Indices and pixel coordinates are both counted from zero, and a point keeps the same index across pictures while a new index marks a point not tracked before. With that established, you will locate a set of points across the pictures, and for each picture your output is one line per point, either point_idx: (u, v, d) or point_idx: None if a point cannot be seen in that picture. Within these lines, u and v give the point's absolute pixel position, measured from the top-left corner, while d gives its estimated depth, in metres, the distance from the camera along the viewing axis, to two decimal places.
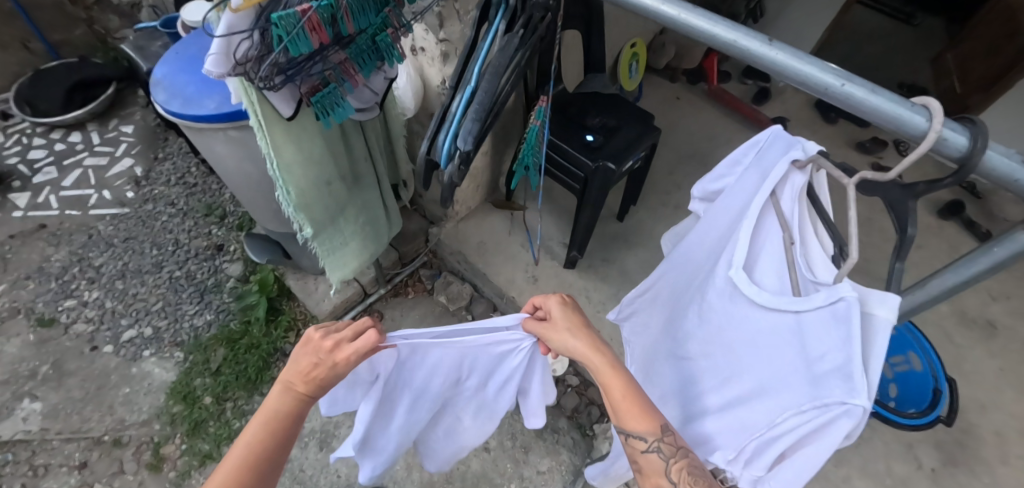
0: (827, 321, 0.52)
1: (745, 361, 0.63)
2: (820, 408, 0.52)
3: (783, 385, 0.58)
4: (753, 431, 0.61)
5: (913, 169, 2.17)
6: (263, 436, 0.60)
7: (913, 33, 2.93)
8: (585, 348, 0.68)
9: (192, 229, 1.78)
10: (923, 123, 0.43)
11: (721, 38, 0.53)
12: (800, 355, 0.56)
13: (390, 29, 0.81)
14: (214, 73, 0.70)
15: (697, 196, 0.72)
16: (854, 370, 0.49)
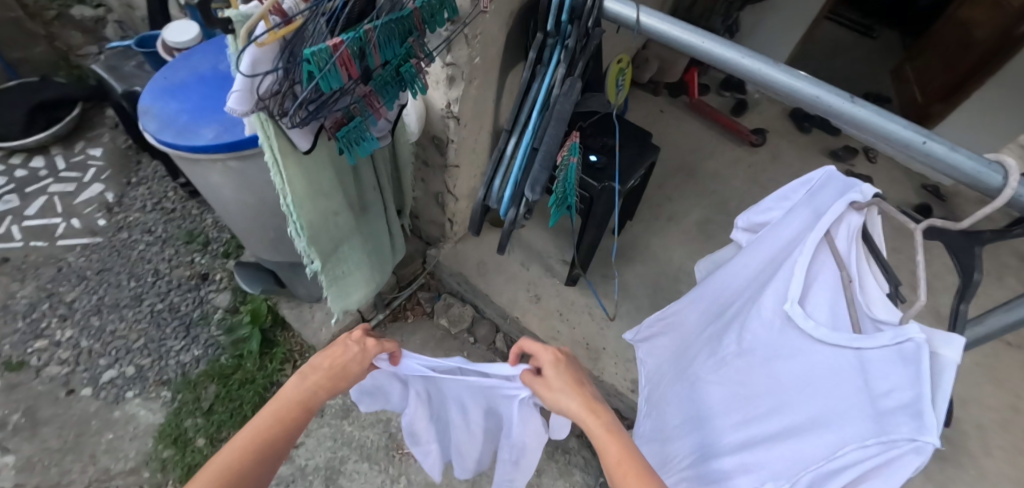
0: (895, 361, 0.55)
1: (792, 391, 0.63)
2: (884, 444, 0.52)
3: (837, 417, 0.57)
4: (803, 462, 0.59)
5: (884, 177, 2.27)
6: (279, 419, 0.65)
7: (872, 46, 3.08)
8: (582, 409, 0.66)
9: (173, 257, 1.68)
10: (1001, 180, 0.54)
11: (810, 94, 0.63)
12: (862, 390, 0.56)
13: (414, 60, 0.79)
14: (235, 111, 0.65)
15: (741, 226, 0.77)
16: (925, 408, 0.50)
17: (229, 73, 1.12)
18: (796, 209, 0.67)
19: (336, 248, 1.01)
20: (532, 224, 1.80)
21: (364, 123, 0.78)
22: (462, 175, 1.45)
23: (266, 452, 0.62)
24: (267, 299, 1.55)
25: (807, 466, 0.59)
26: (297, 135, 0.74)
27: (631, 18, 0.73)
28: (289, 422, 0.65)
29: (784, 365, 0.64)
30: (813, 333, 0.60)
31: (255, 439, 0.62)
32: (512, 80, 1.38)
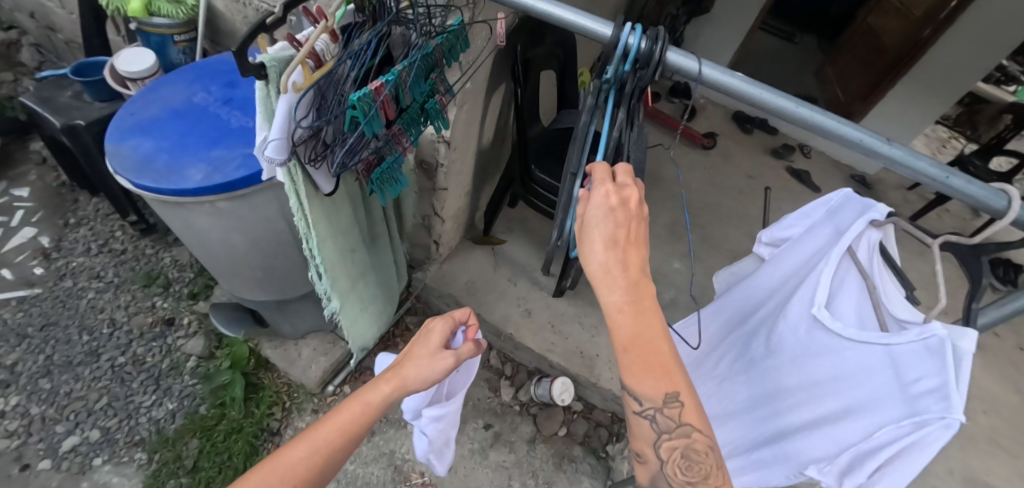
0: (919, 351, 0.61)
1: (826, 384, 0.70)
2: (916, 424, 0.59)
3: (873, 403, 0.65)
4: (844, 445, 0.66)
5: (820, 171, 2.50)
6: (348, 422, 0.60)
7: (792, 53, 3.39)
8: (611, 268, 0.53)
9: (130, 303, 1.54)
10: (1006, 205, 0.57)
11: (850, 137, 0.56)
12: (893, 379, 0.63)
13: (436, 95, 0.79)
14: (271, 160, 0.62)
15: (764, 242, 0.84)
16: (951, 389, 0.56)
17: (206, 107, 1.04)
18: (818, 229, 0.75)
19: (355, 285, 1.02)
20: (513, 239, 1.82)
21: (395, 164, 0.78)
22: (450, 196, 1.43)
23: (332, 458, 0.58)
24: (248, 340, 1.48)
25: (846, 447, 0.66)
26: (321, 176, 0.72)
27: (687, 65, 0.56)
28: (360, 428, 0.61)
29: (817, 362, 0.71)
30: (843, 334, 0.68)
31: (325, 446, 0.58)
32: (496, 101, 1.39)
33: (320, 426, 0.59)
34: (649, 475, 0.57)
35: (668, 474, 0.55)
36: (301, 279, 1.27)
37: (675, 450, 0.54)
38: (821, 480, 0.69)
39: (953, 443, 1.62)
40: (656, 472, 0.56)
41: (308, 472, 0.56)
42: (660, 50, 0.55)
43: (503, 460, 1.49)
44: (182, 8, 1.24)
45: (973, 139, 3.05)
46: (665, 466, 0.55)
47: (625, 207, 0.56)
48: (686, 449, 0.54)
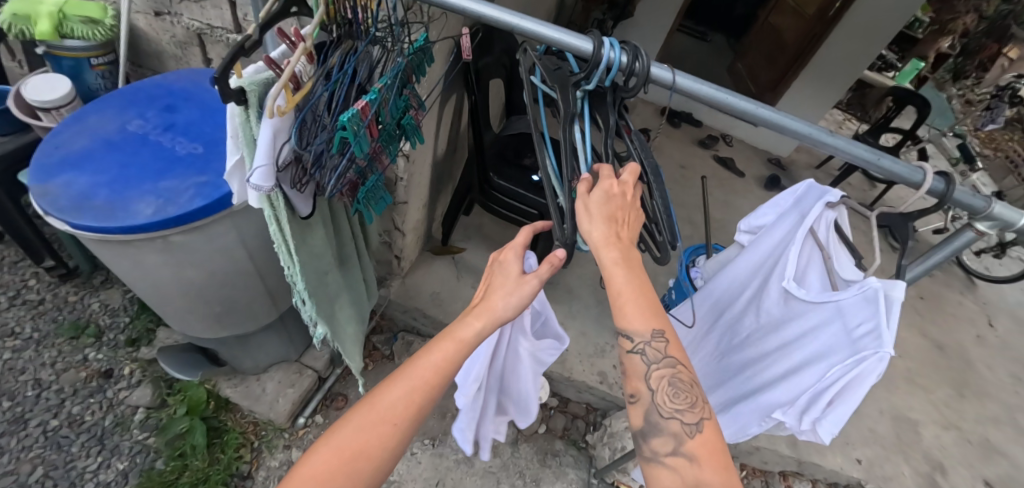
0: (861, 301, 0.70)
1: (794, 342, 0.80)
2: (856, 360, 0.69)
3: (827, 351, 0.74)
4: (803, 389, 0.76)
5: (741, 157, 2.73)
6: (438, 362, 0.59)
7: (703, 53, 3.68)
8: (608, 237, 0.59)
9: (57, 359, 1.38)
10: (921, 177, 0.68)
11: (802, 132, 0.66)
12: (841, 328, 0.73)
13: (412, 111, 0.82)
14: (258, 187, 0.63)
15: (744, 229, 0.94)
16: (882, 329, 0.66)
17: (145, 135, 0.97)
18: (786, 215, 0.85)
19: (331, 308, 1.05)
20: (472, 246, 1.83)
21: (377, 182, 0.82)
22: (410, 209, 1.41)
23: (427, 397, 0.58)
24: (205, 382, 1.38)
25: (804, 391, 0.76)
26: (300, 200, 0.74)
27: (664, 76, 0.63)
28: (452, 365, 0.59)
29: (789, 327, 0.81)
30: (803, 297, 0.78)
31: (421, 383, 0.58)
32: (448, 111, 1.40)
33: (413, 365, 0.59)
34: (643, 413, 0.60)
35: (659, 403, 0.59)
36: (261, 310, 1.21)
37: (663, 379, 0.59)
38: (785, 421, 0.79)
39: (879, 386, 1.85)
40: (648, 405, 0.60)
41: (405, 410, 0.57)
42: (641, 64, 0.62)
43: (490, 465, 1.49)
44: (100, 28, 1.13)
45: (863, 119, 3.46)
46: (655, 397, 0.60)
47: (622, 196, 0.62)
48: (672, 378, 0.59)
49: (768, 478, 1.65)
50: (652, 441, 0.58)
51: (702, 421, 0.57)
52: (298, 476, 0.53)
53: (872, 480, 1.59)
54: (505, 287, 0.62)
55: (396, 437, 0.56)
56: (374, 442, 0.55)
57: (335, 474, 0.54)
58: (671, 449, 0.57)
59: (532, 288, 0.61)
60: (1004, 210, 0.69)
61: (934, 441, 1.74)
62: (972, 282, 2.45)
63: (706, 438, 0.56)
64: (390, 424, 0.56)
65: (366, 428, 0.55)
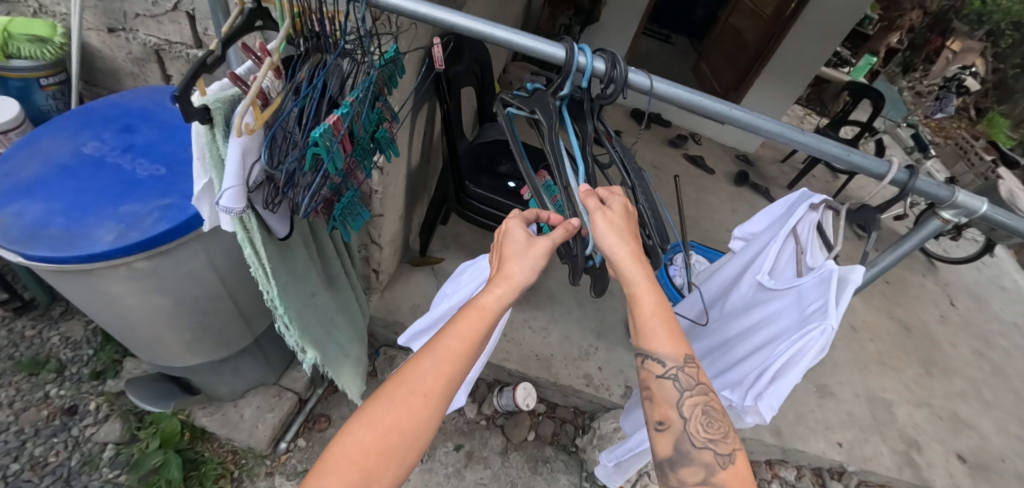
0: (818, 283, 0.75)
1: (759, 326, 0.85)
2: (802, 333, 0.74)
3: (784, 330, 0.79)
4: (756, 369, 0.81)
5: (710, 154, 2.80)
6: (467, 332, 0.59)
7: (667, 55, 3.77)
8: (634, 254, 0.61)
9: (15, 399, 1.30)
10: (885, 168, 0.71)
11: (772, 132, 0.68)
12: (797, 309, 0.78)
13: (385, 124, 0.81)
14: (228, 209, 0.60)
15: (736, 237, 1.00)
16: (828, 304, 0.71)
17: (102, 158, 0.93)
18: (776, 221, 0.90)
19: (323, 333, 1.04)
20: (451, 255, 1.81)
21: (355, 197, 0.81)
22: (386, 222, 1.38)
23: (457, 367, 0.58)
24: (178, 412, 1.32)
25: (756, 369, 0.81)
26: (275, 220, 0.73)
27: (642, 82, 0.64)
28: (478, 336, 0.60)
29: (755, 313, 0.87)
30: (770, 286, 0.84)
31: (449, 354, 0.58)
32: (421, 120, 1.40)
33: (441, 335, 0.59)
34: (673, 441, 0.59)
35: (692, 431, 0.59)
36: (236, 334, 1.17)
37: (698, 406, 0.60)
38: (733, 400, 0.83)
39: (854, 370, 1.91)
40: (681, 433, 0.59)
41: (437, 382, 0.57)
42: (620, 71, 0.63)
43: (480, 477, 1.47)
44: (49, 47, 1.07)
45: (823, 114, 3.60)
46: (689, 425, 0.60)
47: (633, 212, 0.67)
48: (706, 407, 0.60)
49: (754, 468, 1.68)
50: (681, 470, 0.59)
51: (734, 452, 0.59)
52: (332, 452, 0.53)
53: (853, 462, 1.64)
54: (520, 257, 0.63)
55: (431, 409, 0.56)
56: (408, 416, 0.55)
57: (371, 452, 0.53)
58: (700, 478, 0.58)
59: (545, 253, 0.64)
60: (966, 198, 0.72)
61: (908, 419, 1.80)
62: (932, 264, 2.57)
63: (738, 469, 0.58)
64: (423, 397, 0.56)
65: (399, 402, 0.55)
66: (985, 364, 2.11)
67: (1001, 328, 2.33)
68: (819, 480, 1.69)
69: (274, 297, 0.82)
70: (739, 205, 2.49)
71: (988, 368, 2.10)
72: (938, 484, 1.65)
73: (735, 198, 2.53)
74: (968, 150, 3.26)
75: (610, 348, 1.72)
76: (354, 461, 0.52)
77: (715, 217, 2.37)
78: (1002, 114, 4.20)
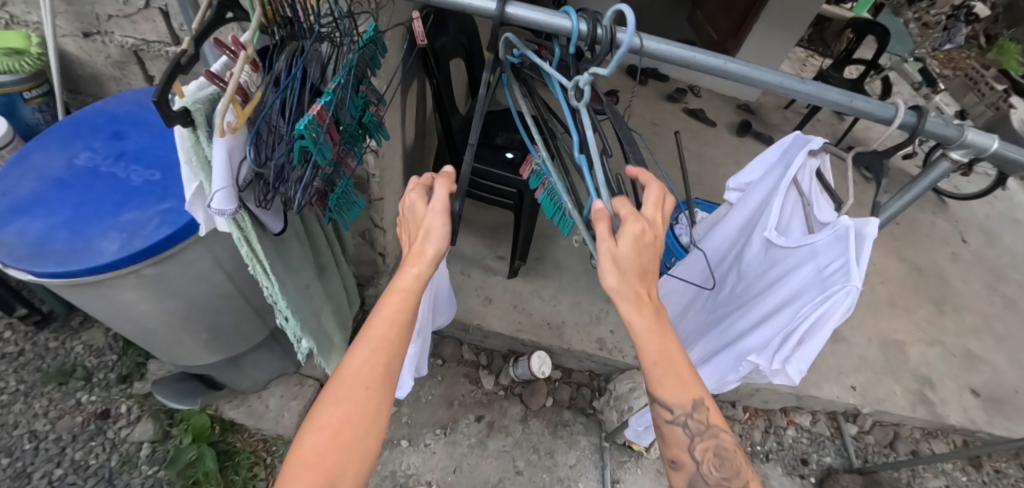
0: (834, 241, 0.74)
1: (773, 287, 0.84)
2: (825, 295, 0.73)
3: (803, 290, 0.79)
4: (776, 330, 0.81)
5: (710, 106, 2.73)
6: (391, 315, 0.61)
7: (660, 6, 3.62)
8: (636, 293, 0.61)
9: (49, 408, 1.35)
10: (893, 110, 0.68)
11: (772, 84, 0.67)
12: (815, 269, 0.77)
13: (371, 107, 0.79)
14: (221, 209, 0.61)
15: (732, 188, 0.99)
16: (850, 263, 0.70)
17: (96, 168, 0.92)
18: (772, 168, 0.89)
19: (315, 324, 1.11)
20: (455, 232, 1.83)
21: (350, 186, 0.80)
22: (386, 205, 1.37)
23: (392, 352, 0.60)
24: (206, 407, 1.37)
25: (777, 331, 0.81)
26: (267, 216, 0.75)
27: (631, 42, 0.62)
28: (403, 317, 0.61)
29: (769, 272, 0.86)
30: (781, 244, 0.83)
31: (378, 343, 0.59)
32: (412, 97, 1.37)
33: (370, 326, 0.60)
34: (686, 479, 0.67)
35: (704, 473, 0.65)
36: (251, 330, 1.19)
37: (708, 451, 0.65)
38: (758, 363, 0.84)
39: (865, 314, 1.91)
40: (693, 473, 0.66)
41: (374, 372, 0.59)
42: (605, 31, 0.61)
43: (503, 445, 1.52)
44: (26, 58, 1.05)
45: (825, 54, 3.47)
46: (700, 466, 0.66)
47: (651, 244, 0.62)
48: (717, 449, 0.65)
49: (770, 417, 1.72)
50: None
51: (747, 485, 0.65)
52: (292, 463, 0.56)
53: (867, 404, 1.67)
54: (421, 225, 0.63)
55: (377, 398, 0.59)
56: (354, 411, 0.58)
57: (327, 453, 0.56)
58: None
59: (438, 215, 0.62)
60: (976, 136, 0.70)
61: (920, 359, 1.82)
62: (942, 202, 2.52)
63: None
64: (364, 389, 0.58)
65: (343, 400, 0.58)
66: (997, 298, 2.11)
67: (1014, 261, 2.31)
68: (834, 423, 1.73)
69: (272, 291, 0.87)
70: (741, 157, 2.46)
71: (1001, 302, 2.10)
72: (951, 420, 1.69)
73: (737, 150, 2.49)
74: (978, 80, 3.12)
75: None
76: (315, 466, 0.55)
77: (717, 171, 2.34)
78: (1014, 39, 4.01)
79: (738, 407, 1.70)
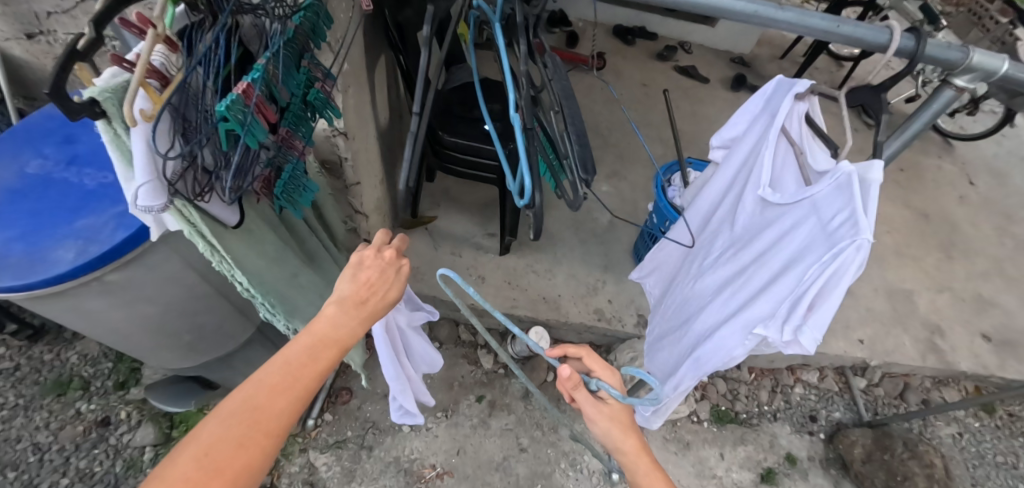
0: (835, 191, 0.66)
1: (773, 249, 0.76)
2: (833, 255, 0.65)
3: (807, 249, 0.70)
4: (781, 296, 0.72)
5: (702, 62, 2.61)
6: (321, 359, 0.58)
7: None
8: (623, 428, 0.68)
9: (51, 420, 1.36)
10: (887, 36, 0.62)
11: (748, 14, 0.62)
12: (819, 223, 0.68)
13: (317, 83, 0.74)
14: (149, 206, 0.58)
15: (716, 146, 0.93)
16: (857, 213, 0.62)
17: (48, 175, 0.89)
18: (757, 119, 0.83)
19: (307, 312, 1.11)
20: (443, 212, 1.78)
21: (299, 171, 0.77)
22: (365, 189, 1.33)
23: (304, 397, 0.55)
24: (203, 408, 1.37)
25: (783, 299, 0.72)
26: (221, 210, 0.72)
27: None
28: (326, 362, 0.58)
29: (764, 234, 0.78)
30: (776, 202, 0.75)
31: (293, 383, 0.54)
32: (380, 75, 1.30)
33: (277, 362, 0.55)
34: None
35: None
36: (236, 328, 1.17)
37: None
38: (767, 335, 0.74)
39: (872, 266, 1.85)
40: None
41: (279, 416, 0.52)
42: None
43: (505, 423, 1.51)
44: None
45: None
46: None
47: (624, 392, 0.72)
48: None
49: (776, 377, 1.69)
50: None
51: None
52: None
53: (875, 357, 1.64)
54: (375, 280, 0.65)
55: (271, 442, 0.51)
56: (240, 450, 0.49)
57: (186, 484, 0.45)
58: None
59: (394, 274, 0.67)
60: (983, 58, 0.64)
61: (929, 307, 1.77)
62: (947, 144, 2.43)
63: None
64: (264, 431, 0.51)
65: (234, 433, 0.49)
66: (1008, 240, 2.04)
67: None
68: (842, 378, 1.70)
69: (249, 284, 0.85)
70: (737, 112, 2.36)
71: (1011, 243, 2.03)
72: (962, 366, 1.66)
73: (732, 106, 2.40)
74: None
75: (618, 280, 1.70)
76: None
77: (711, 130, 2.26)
78: None
79: (743, 369, 1.68)
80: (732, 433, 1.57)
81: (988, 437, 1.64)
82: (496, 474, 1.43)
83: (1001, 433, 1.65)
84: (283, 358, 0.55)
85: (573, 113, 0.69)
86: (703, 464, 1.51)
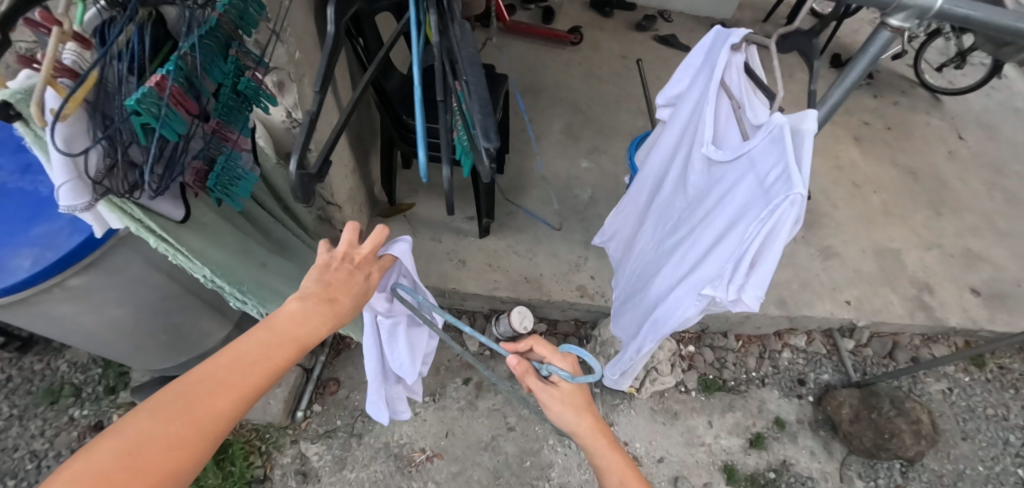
0: (769, 144, 0.65)
1: (719, 208, 0.75)
2: (769, 211, 0.63)
3: (747, 208, 0.69)
4: (726, 256, 0.71)
5: (683, 30, 2.56)
6: (274, 355, 0.58)
7: None
8: (578, 409, 0.70)
9: (46, 427, 1.38)
10: None
11: None
12: (757, 180, 0.67)
13: (248, 72, 0.73)
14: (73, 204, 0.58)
15: (661, 104, 0.91)
16: (790, 167, 0.61)
17: (2, 184, 0.87)
18: (698, 75, 0.82)
19: None
20: (422, 199, 1.77)
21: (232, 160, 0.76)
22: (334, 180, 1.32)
23: (252, 391, 0.56)
24: None
25: (728, 258, 0.71)
26: (167, 205, 0.72)
27: None
28: (278, 358, 0.59)
29: (712, 194, 0.77)
30: (718, 159, 0.74)
31: (240, 376, 0.55)
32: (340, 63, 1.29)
33: (226, 356, 0.56)
34: None
35: None
36: (212, 326, 1.19)
37: None
38: (715, 295, 0.74)
39: (858, 227, 1.83)
40: None
41: (219, 409, 0.52)
42: None
43: (493, 404, 1.53)
44: None
45: None
46: None
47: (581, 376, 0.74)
48: None
49: (764, 342, 1.69)
50: None
51: None
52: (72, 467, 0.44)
53: (862, 317, 1.63)
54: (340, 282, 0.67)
55: (212, 430, 0.51)
56: (173, 438, 0.48)
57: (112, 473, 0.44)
58: None
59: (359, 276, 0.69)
60: None
61: (917, 264, 1.75)
62: (936, 99, 2.38)
63: None
64: (197, 420, 0.50)
65: (171, 421, 0.49)
66: (997, 193, 2.01)
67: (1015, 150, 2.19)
68: (830, 341, 1.70)
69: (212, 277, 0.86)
70: None
71: (1001, 196, 2.00)
72: (951, 322, 1.65)
73: None
74: None
75: (600, 255, 1.70)
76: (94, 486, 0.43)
77: None
78: None
79: (729, 337, 1.67)
80: (720, 401, 1.58)
81: (979, 391, 1.64)
82: (485, 453, 1.45)
83: (991, 386, 1.65)
84: (234, 352, 0.56)
85: (476, 82, 0.67)
86: (692, 432, 1.52)
